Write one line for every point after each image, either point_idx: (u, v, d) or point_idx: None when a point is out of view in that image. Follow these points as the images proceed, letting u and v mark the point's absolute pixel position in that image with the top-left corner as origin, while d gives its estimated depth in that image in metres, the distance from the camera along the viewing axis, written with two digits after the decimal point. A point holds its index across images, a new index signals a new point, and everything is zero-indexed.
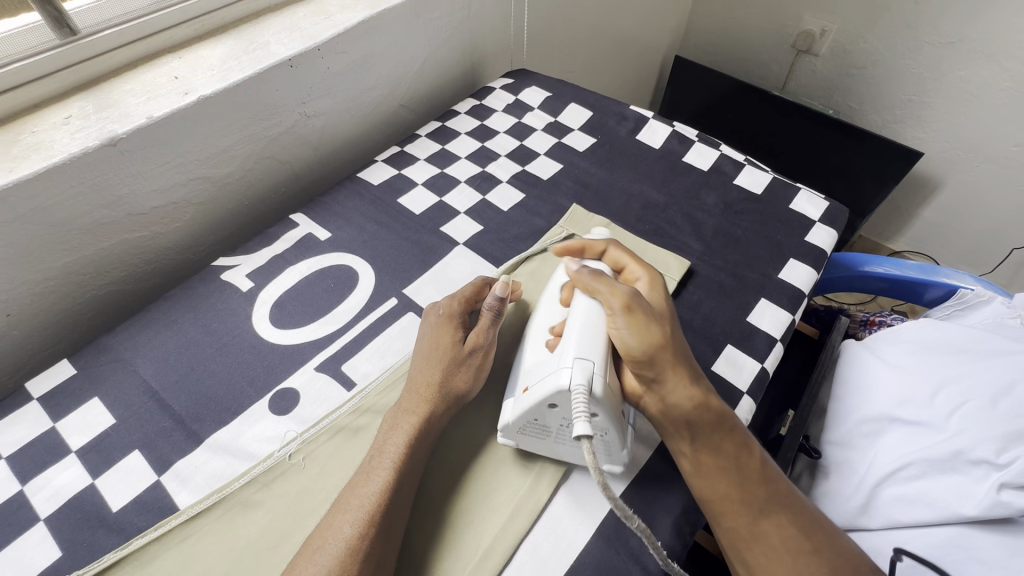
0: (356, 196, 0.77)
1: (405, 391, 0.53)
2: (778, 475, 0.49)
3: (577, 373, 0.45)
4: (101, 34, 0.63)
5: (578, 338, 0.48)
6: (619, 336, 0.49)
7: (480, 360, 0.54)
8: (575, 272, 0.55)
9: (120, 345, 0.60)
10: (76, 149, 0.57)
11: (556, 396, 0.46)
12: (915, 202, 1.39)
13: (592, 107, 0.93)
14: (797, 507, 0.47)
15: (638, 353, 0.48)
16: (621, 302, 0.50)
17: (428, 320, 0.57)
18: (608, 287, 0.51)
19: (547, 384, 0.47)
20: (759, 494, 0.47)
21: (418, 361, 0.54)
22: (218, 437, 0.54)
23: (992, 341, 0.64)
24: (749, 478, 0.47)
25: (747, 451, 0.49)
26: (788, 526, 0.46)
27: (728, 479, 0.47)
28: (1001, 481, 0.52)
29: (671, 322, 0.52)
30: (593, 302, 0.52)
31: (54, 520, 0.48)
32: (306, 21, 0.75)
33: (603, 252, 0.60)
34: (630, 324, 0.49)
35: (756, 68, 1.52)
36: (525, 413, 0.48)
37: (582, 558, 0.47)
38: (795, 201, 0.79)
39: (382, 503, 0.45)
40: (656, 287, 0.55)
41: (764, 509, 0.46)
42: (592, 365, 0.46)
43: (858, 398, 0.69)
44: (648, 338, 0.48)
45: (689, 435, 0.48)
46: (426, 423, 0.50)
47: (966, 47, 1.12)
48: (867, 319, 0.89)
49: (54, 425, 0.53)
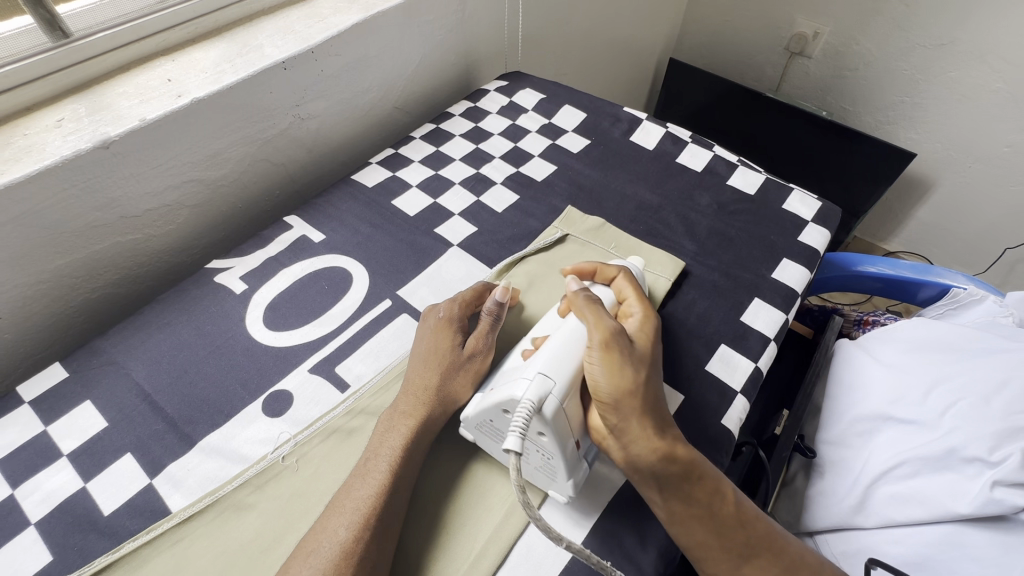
0: (350, 197, 0.77)
1: (402, 393, 0.53)
2: (754, 516, 0.48)
3: (532, 387, 0.45)
4: (93, 37, 0.63)
5: (551, 354, 0.48)
6: (592, 373, 0.47)
7: (478, 366, 0.55)
8: (573, 293, 0.54)
9: (113, 347, 0.59)
10: (68, 151, 0.56)
11: (506, 402, 0.46)
12: (909, 202, 1.40)
13: (586, 109, 0.93)
14: (773, 549, 0.46)
15: (605, 397, 0.47)
16: (602, 336, 0.48)
17: (425, 325, 0.57)
18: (595, 320, 0.50)
19: (504, 390, 0.46)
20: (737, 542, 0.46)
21: (416, 364, 0.54)
22: (211, 440, 0.53)
23: (984, 340, 0.65)
24: (724, 524, 0.46)
25: (720, 496, 0.47)
26: (767, 570, 0.45)
27: (705, 528, 0.46)
28: (994, 478, 0.53)
29: (649, 363, 0.50)
30: (578, 325, 0.51)
31: (45, 524, 0.48)
32: (300, 23, 0.76)
33: (612, 279, 0.59)
34: (605, 361, 0.47)
35: (749, 70, 1.53)
36: (478, 411, 0.48)
37: (576, 559, 0.47)
38: (788, 201, 0.79)
39: (377, 505, 0.45)
40: (647, 324, 0.53)
41: (743, 556, 0.45)
42: (550, 385, 0.45)
43: (852, 397, 0.69)
44: (620, 381, 0.47)
45: (659, 486, 0.46)
46: (421, 426, 0.50)
47: (957, 49, 1.13)
48: (861, 318, 0.89)
49: (45, 429, 0.53)
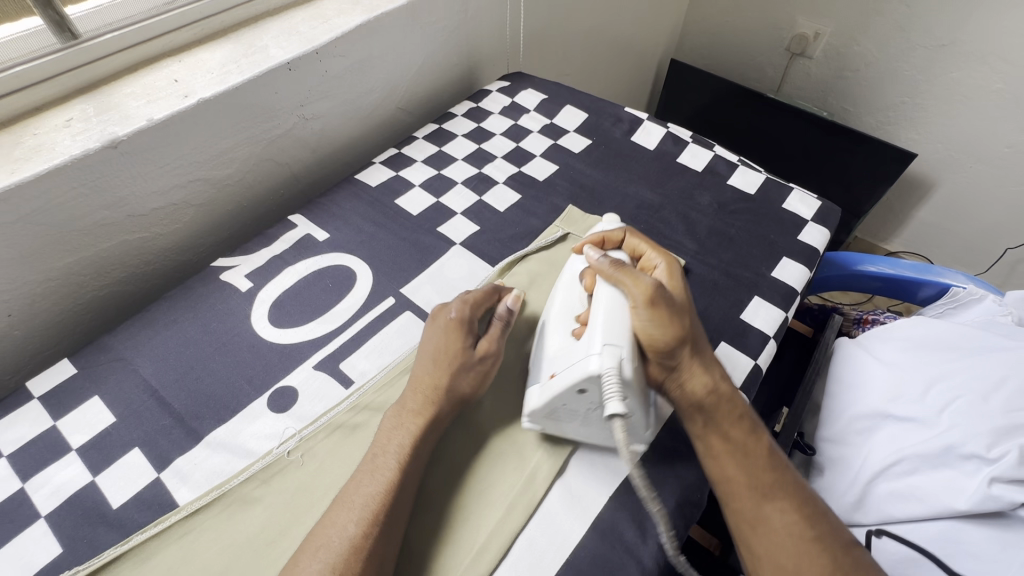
0: (354, 197, 0.78)
1: (410, 392, 0.53)
2: (785, 464, 0.50)
3: (606, 358, 0.46)
4: (101, 38, 0.64)
5: (604, 323, 0.49)
6: (642, 328, 0.50)
7: (487, 369, 0.55)
8: (595, 261, 0.56)
9: (121, 344, 0.60)
10: (77, 151, 0.57)
11: (584, 381, 0.47)
12: (909, 202, 1.40)
13: (588, 109, 0.94)
14: (801, 493, 0.48)
15: (660, 345, 0.49)
16: (645, 294, 0.50)
17: (435, 324, 0.56)
18: (632, 279, 0.51)
19: (576, 371, 0.48)
20: (764, 479, 0.48)
21: (426, 363, 0.54)
22: (217, 435, 0.54)
23: (981, 338, 0.65)
24: (756, 464, 0.49)
25: (755, 437, 0.50)
26: (791, 514, 0.46)
27: (736, 463, 0.49)
28: (992, 475, 0.53)
29: (691, 312, 0.54)
30: (614, 289, 0.52)
31: (55, 517, 0.49)
32: (305, 25, 0.76)
33: (621, 241, 0.62)
34: (652, 317, 0.49)
35: (750, 70, 1.54)
36: (554, 398, 0.49)
37: (577, 553, 0.48)
38: (788, 201, 0.80)
39: (385, 502, 0.46)
40: (675, 275, 0.57)
41: (768, 493, 0.47)
42: (619, 350, 0.47)
43: (852, 395, 0.69)
44: (671, 331, 0.49)
45: (703, 418, 0.51)
46: (427, 424, 0.51)
47: (957, 50, 1.14)
48: (860, 317, 0.89)
49: (54, 423, 0.54)
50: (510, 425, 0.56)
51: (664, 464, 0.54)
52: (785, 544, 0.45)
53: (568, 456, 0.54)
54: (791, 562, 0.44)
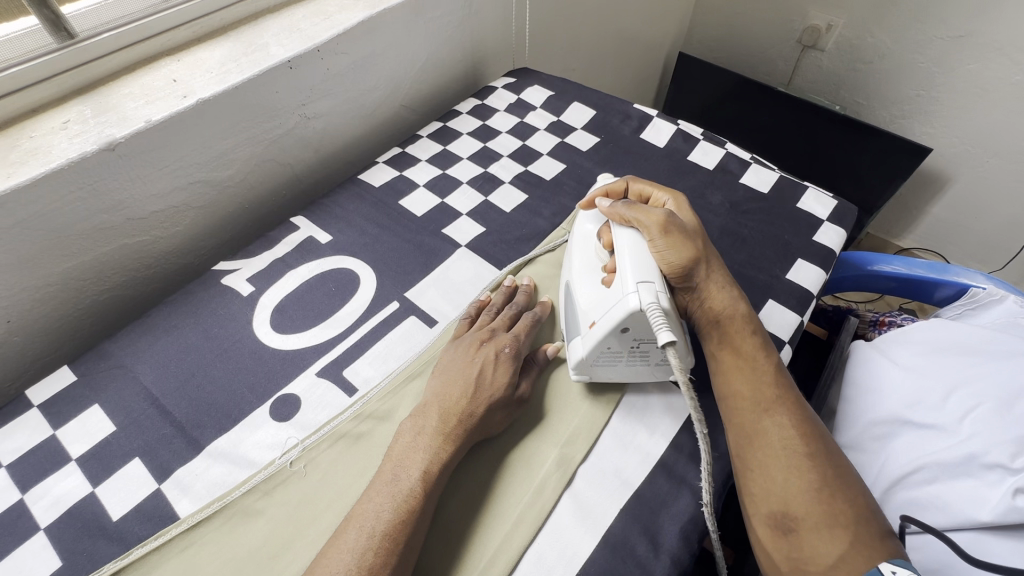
0: (357, 198, 0.76)
1: (436, 412, 0.50)
2: (791, 384, 0.52)
3: (644, 294, 0.48)
4: (98, 37, 0.62)
5: (632, 264, 0.52)
6: (662, 257, 0.53)
7: (520, 411, 0.54)
8: (609, 208, 0.59)
9: (121, 351, 0.59)
10: (75, 153, 0.56)
11: (627, 319, 0.49)
12: (924, 198, 1.37)
13: (595, 106, 0.91)
14: (801, 412, 0.50)
15: (679, 268, 0.53)
16: (659, 224, 0.54)
17: (483, 354, 0.53)
18: (645, 213, 0.55)
19: (615, 311, 0.50)
20: (768, 395, 0.50)
21: (463, 385, 0.51)
22: (218, 445, 0.53)
23: (1002, 342, 0.63)
24: (761, 379, 0.51)
25: (765, 356, 0.53)
26: (788, 429, 0.49)
27: (744, 377, 0.52)
28: (1016, 485, 0.51)
29: (703, 238, 0.57)
30: (630, 230, 0.56)
31: (54, 530, 0.48)
32: (306, 22, 0.75)
33: (625, 189, 0.64)
34: (668, 244, 0.54)
35: (760, 64, 1.50)
36: (599, 342, 0.51)
37: (587, 567, 0.46)
38: (802, 200, 0.78)
39: (402, 528, 0.43)
40: (682, 207, 0.61)
41: (770, 408, 0.50)
42: (653, 285, 0.50)
43: (869, 398, 0.67)
44: (686, 254, 0.54)
45: (717, 334, 0.55)
46: (451, 447, 0.48)
47: (977, 42, 1.11)
48: (877, 319, 0.85)
49: (54, 433, 0.53)
50: (517, 433, 0.54)
51: (676, 473, 0.52)
52: (777, 452, 0.47)
53: (577, 466, 0.52)
54: (780, 473, 0.47)
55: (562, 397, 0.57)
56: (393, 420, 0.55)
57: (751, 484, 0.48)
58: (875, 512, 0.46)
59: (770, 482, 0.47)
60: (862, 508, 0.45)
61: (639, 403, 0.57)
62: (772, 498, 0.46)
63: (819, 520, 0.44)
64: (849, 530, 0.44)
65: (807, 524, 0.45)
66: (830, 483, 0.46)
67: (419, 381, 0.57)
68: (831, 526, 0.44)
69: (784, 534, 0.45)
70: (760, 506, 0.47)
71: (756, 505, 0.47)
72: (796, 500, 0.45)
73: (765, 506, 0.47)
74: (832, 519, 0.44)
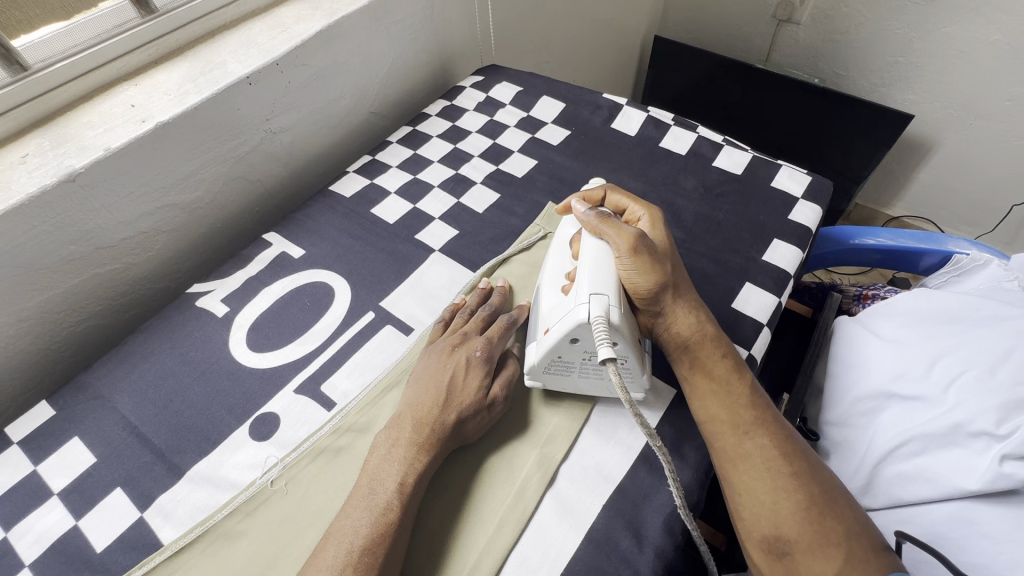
0: (328, 209, 0.76)
1: (405, 423, 0.50)
2: (766, 401, 0.53)
3: (594, 307, 0.48)
4: (52, 67, 0.62)
5: (592, 276, 0.51)
6: (628, 275, 0.53)
7: (497, 413, 0.53)
8: (584, 217, 0.58)
9: (98, 382, 0.59)
10: (33, 189, 0.56)
11: (577, 330, 0.49)
12: (909, 165, 1.36)
13: (565, 98, 0.91)
14: (780, 431, 0.50)
15: (645, 292, 0.53)
16: (628, 242, 0.53)
17: (454, 359, 0.53)
18: (616, 229, 0.54)
19: (567, 320, 0.49)
20: (745, 416, 0.50)
21: (431, 393, 0.51)
22: (200, 469, 0.53)
23: (984, 308, 0.63)
24: (738, 401, 0.51)
25: (738, 377, 0.53)
26: (769, 449, 0.48)
27: (720, 401, 0.52)
28: (1002, 452, 0.51)
29: (672, 258, 0.57)
30: (600, 242, 0.55)
31: (39, 565, 0.48)
32: (262, 36, 0.74)
33: (602, 198, 0.63)
34: (636, 263, 0.53)
35: (737, 41, 1.49)
36: (551, 350, 0.51)
37: (572, 565, 0.46)
38: (776, 178, 0.77)
39: (377, 542, 0.43)
40: (657, 226, 0.59)
41: (749, 430, 0.50)
42: (606, 298, 0.49)
43: (854, 375, 0.67)
44: (655, 277, 0.53)
45: (690, 359, 0.54)
46: (425, 457, 0.48)
47: (952, 3, 1.09)
48: (860, 293, 0.85)
49: (34, 469, 0.53)
50: (496, 437, 0.54)
51: (657, 467, 0.52)
52: (763, 475, 0.47)
53: (557, 466, 0.52)
54: (767, 495, 0.46)
55: (540, 398, 0.56)
56: (372, 431, 0.55)
57: (740, 508, 0.48)
58: (863, 523, 0.46)
59: (758, 505, 0.47)
60: (850, 524, 0.45)
61: (616, 398, 0.56)
62: (762, 521, 0.46)
63: (810, 540, 0.44)
64: (840, 547, 0.44)
65: (800, 545, 0.45)
66: (818, 501, 0.46)
67: (397, 391, 0.57)
68: (822, 545, 0.44)
69: (779, 557, 0.45)
70: (752, 530, 0.47)
71: (747, 529, 0.47)
72: (785, 521, 0.45)
73: (757, 529, 0.46)
74: (823, 538, 0.44)
